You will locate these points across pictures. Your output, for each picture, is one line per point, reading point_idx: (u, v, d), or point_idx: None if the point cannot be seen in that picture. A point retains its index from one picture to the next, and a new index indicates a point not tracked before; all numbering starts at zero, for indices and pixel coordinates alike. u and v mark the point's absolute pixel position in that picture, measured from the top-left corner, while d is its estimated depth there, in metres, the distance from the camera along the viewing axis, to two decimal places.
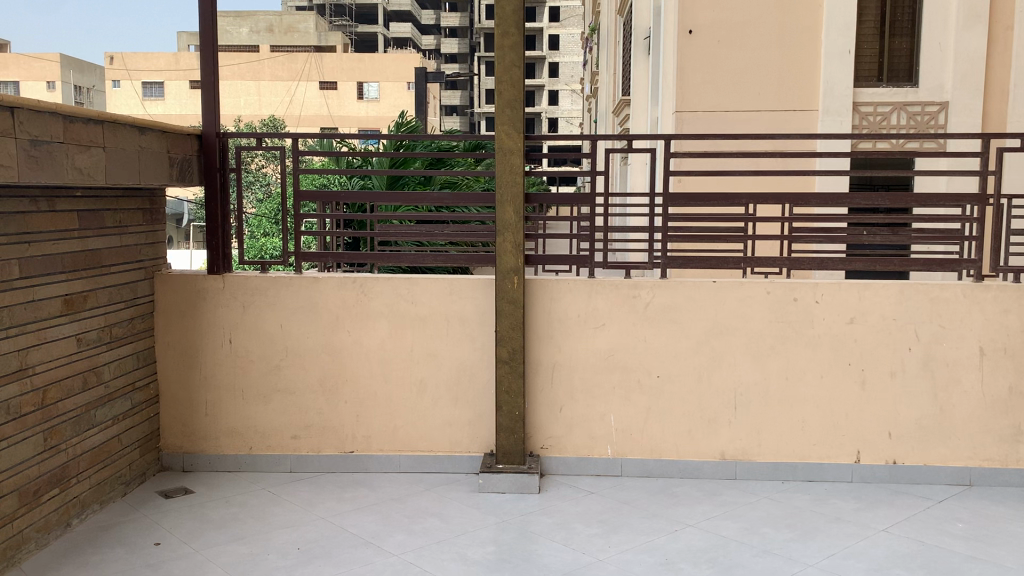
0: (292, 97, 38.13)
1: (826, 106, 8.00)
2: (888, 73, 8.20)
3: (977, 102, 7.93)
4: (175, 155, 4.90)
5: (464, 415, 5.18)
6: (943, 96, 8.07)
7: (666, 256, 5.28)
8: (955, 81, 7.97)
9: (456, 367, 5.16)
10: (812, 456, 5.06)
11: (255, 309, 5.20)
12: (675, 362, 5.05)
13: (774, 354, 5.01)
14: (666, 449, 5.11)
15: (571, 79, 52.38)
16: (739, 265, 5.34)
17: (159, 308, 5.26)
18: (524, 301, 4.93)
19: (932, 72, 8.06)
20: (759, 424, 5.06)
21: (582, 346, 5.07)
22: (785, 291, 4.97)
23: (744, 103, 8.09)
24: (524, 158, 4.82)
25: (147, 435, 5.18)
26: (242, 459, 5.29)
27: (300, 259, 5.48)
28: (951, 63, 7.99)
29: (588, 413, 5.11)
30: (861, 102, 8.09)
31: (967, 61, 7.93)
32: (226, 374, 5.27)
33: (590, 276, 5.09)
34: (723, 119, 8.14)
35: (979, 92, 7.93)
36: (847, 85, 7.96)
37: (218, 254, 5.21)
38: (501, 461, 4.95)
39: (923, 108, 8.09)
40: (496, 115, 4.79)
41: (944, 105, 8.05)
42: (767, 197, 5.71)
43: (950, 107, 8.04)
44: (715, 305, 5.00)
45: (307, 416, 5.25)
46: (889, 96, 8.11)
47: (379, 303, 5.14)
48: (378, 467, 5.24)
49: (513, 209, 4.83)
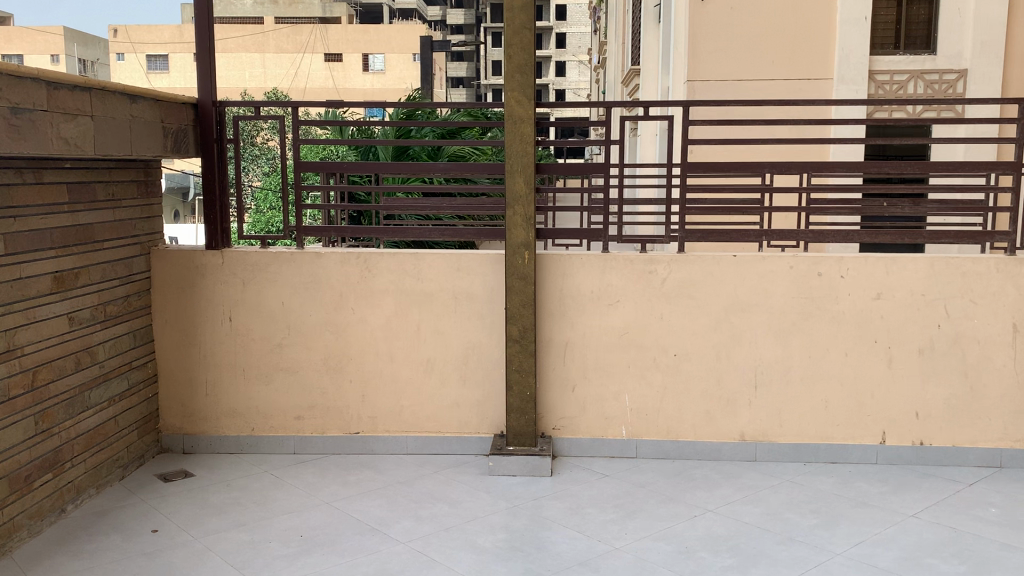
0: (297, 70, 37.74)
1: (842, 75, 7.75)
2: (905, 40, 7.89)
3: (996, 70, 7.68)
4: (169, 125, 4.68)
5: (473, 395, 4.99)
6: (962, 63, 7.79)
7: (683, 229, 5.05)
8: (975, 49, 7.70)
9: (464, 345, 4.96)
10: (836, 437, 4.86)
11: (255, 286, 5.01)
12: (693, 340, 4.84)
13: (797, 332, 4.80)
14: (683, 430, 4.91)
15: (578, 49, 51.81)
16: (760, 238, 5.11)
17: (156, 285, 5.07)
18: (535, 277, 4.72)
19: (950, 39, 7.78)
20: (781, 404, 4.86)
21: (595, 323, 4.86)
22: (808, 266, 4.74)
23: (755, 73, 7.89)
24: (535, 127, 4.58)
25: (145, 417, 5.01)
26: (244, 440, 5.12)
27: (301, 233, 5.26)
28: (971, 29, 7.72)
29: (602, 393, 4.91)
30: (878, 70, 7.84)
31: (986, 28, 7.65)
32: (226, 352, 5.08)
33: (604, 251, 4.87)
34: (735, 87, 7.92)
35: (999, 59, 7.67)
36: (863, 53, 7.73)
37: (216, 228, 5.00)
38: (512, 443, 4.77)
39: (941, 76, 7.82)
40: (505, 81, 4.54)
41: (963, 73, 7.79)
42: (788, 167, 5.46)
43: (969, 75, 7.77)
44: (734, 281, 4.78)
45: (310, 396, 5.07)
46: (906, 65, 7.85)
47: (384, 279, 4.94)
48: (385, 449, 5.06)
49: (523, 180, 4.60)
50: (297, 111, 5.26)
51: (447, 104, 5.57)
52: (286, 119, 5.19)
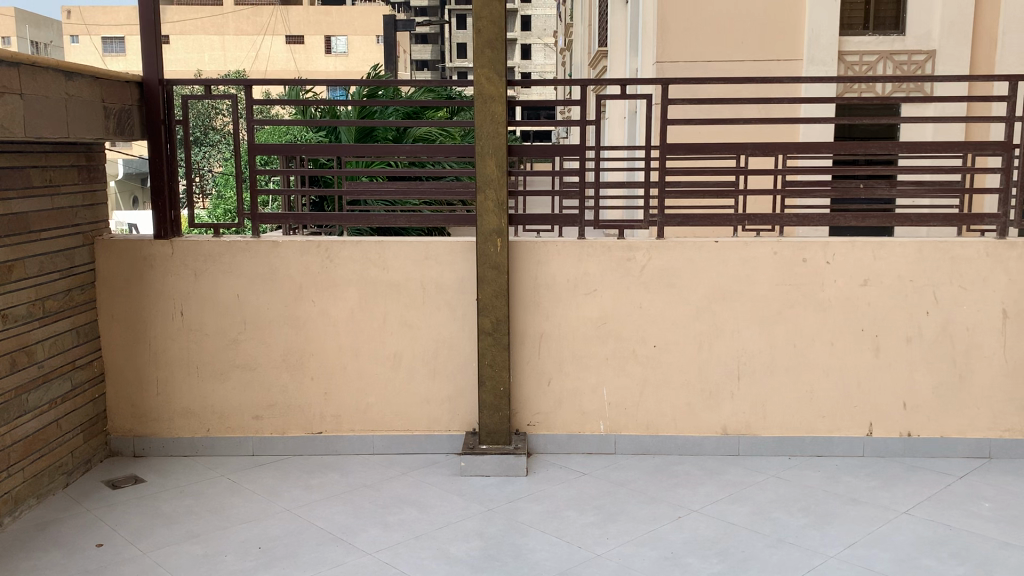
0: (258, 52, 36.96)
1: (811, 56, 8.02)
2: (874, 21, 8.07)
3: (963, 49, 7.93)
4: (110, 104, 4.33)
5: (443, 391, 4.73)
6: (930, 44, 8.02)
7: (662, 213, 4.80)
8: (943, 29, 7.95)
9: (433, 338, 4.69)
10: (821, 429, 4.67)
11: (209, 277, 4.69)
12: (674, 330, 4.61)
13: (781, 320, 4.59)
14: (664, 425, 4.69)
15: (543, 32, 51.51)
16: (741, 222, 4.89)
17: (101, 277, 4.73)
18: (508, 266, 4.45)
19: (918, 20, 8.00)
20: (765, 396, 4.66)
21: (572, 313, 4.62)
22: (792, 251, 4.53)
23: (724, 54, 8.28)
24: (506, 105, 4.30)
25: (92, 419, 4.68)
26: (199, 442, 4.81)
27: (258, 220, 4.94)
28: (939, 11, 7.95)
29: (579, 386, 4.67)
30: (847, 51, 8.03)
31: (955, 8, 7.89)
32: (178, 349, 4.76)
33: (580, 237, 4.62)
34: (704, 69, 8.33)
35: (966, 39, 7.91)
36: (833, 34, 7.95)
37: (164, 216, 4.67)
38: (485, 441, 4.52)
39: (910, 57, 8.02)
40: (473, 57, 4.25)
41: (932, 54, 8.00)
42: (770, 147, 5.23)
43: (938, 56, 8.00)
44: (717, 268, 4.56)
45: (269, 394, 4.77)
46: (876, 46, 8.03)
47: (347, 270, 4.64)
48: (350, 449, 4.78)
49: (494, 162, 4.33)
50: (251, 89, 4.92)
51: (413, 82, 5.25)
52: (239, 98, 4.85)
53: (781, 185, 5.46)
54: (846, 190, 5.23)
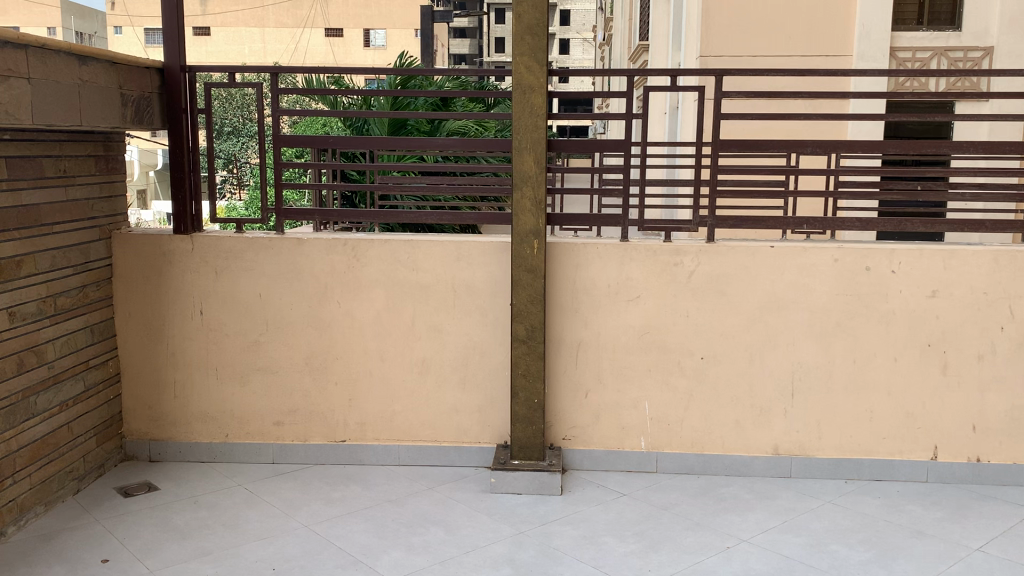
0: (297, 44, 36.93)
1: (861, 52, 7.79)
2: (928, 16, 7.79)
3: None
4: (128, 92, 4.10)
5: (474, 400, 4.44)
6: (988, 40, 7.71)
7: (712, 215, 4.45)
8: (1002, 25, 7.61)
9: (464, 344, 4.40)
10: (881, 452, 4.32)
11: (230, 275, 4.45)
12: (723, 341, 4.28)
13: (840, 333, 4.24)
14: (709, 443, 4.37)
15: (582, 27, 51.06)
16: (801, 226, 4.51)
17: (118, 273, 4.51)
18: (545, 269, 4.15)
19: (976, 14, 7.69)
20: (821, 415, 4.31)
21: (613, 321, 4.30)
22: (855, 259, 4.17)
23: (770, 49, 8.00)
24: (547, 96, 4.00)
25: (106, 421, 4.47)
26: (217, 448, 4.58)
27: (282, 215, 4.68)
28: (998, 6, 7.61)
29: (619, 399, 4.36)
30: (899, 47, 7.81)
31: (1015, 3, 7.52)
32: (197, 349, 4.53)
33: (623, 240, 4.30)
34: (747, 64, 8.01)
35: None
36: (885, 28, 7.71)
37: (184, 210, 4.43)
38: (517, 456, 4.22)
39: (966, 53, 7.74)
40: (513, 43, 3.96)
41: (990, 51, 7.71)
42: (834, 145, 4.79)
43: (995, 54, 7.69)
44: (771, 275, 4.21)
45: (291, 400, 4.52)
46: (930, 41, 7.79)
47: (374, 270, 4.38)
48: (374, 459, 4.52)
49: (532, 158, 4.03)
50: (277, 77, 4.65)
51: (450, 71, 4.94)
52: (265, 86, 4.59)
53: (836, 186, 5.09)
54: (908, 193, 4.86)
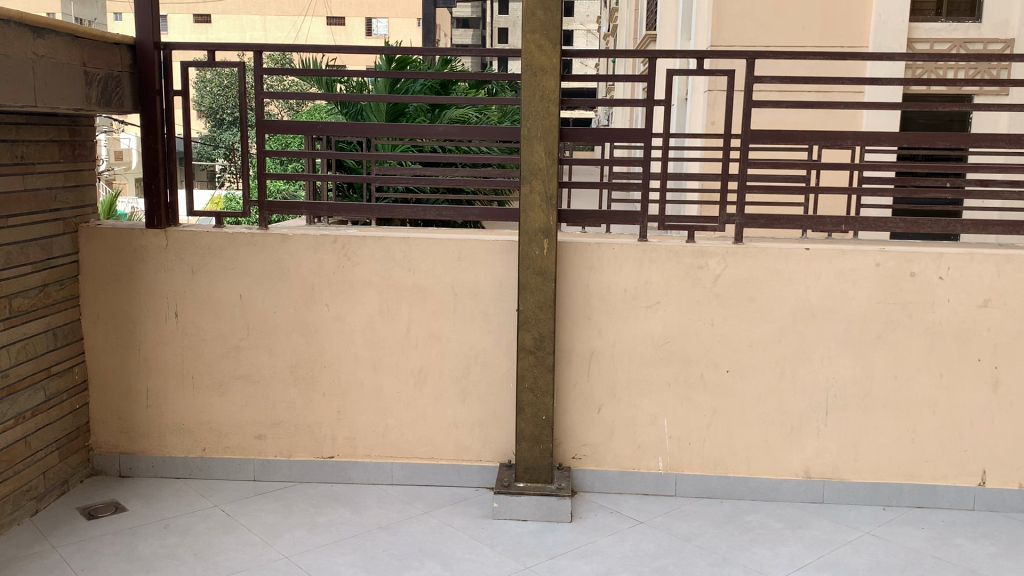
0: (299, 32, 36.38)
1: (878, 44, 7.71)
2: (948, 7, 7.71)
3: None
4: (92, 70, 3.67)
5: (475, 415, 4.04)
6: (1008, 31, 7.68)
7: (743, 215, 3.98)
8: None
9: (465, 353, 4.00)
10: (923, 476, 3.91)
11: (208, 274, 4.04)
12: (752, 353, 3.88)
13: (880, 345, 3.83)
14: (734, 464, 3.97)
15: (586, 18, 50.55)
16: (839, 227, 4.04)
17: (85, 270, 4.11)
18: (555, 271, 3.73)
19: (998, 5, 7.62)
20: (857, 435, 3.91)
21: (630, 330, 3.90)
22: (898, 263, 3.77)
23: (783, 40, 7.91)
24: (560, 79, 3.58)
25: (71, 433, 4.07)
26: (193, 463, 4.18)
27: (266, 210, 4.22)
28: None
29: (635, 416, 3.96)
30: (917, 38, 7.73)
31: None
32: (172, 355, 4.13)
33: (641, 240, 3.89)
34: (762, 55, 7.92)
35: None
36: (902, 19, 7.63)
37: (158, 202, 4.03)
38: (522, 479, 3.82)
39: (985, 45, 7.70)
40: (523, 18, 3.53)
41: (1009, 42, 7.69)
42: (876, 138, 4.24)
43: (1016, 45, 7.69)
44: (805, 280, 3.81)
45: (274, 412, 4.12)
46: (948, 33, 7.74)
47: (366, 270, 3.97)
48: (365, 477, 4.12)
49: (542, 147, 3.61)
50: (262, 56, 4.14)
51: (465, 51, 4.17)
52: (248, 67, 4.08)
53: (860, 182, 4.63)
54: (932, 190, 4.42)
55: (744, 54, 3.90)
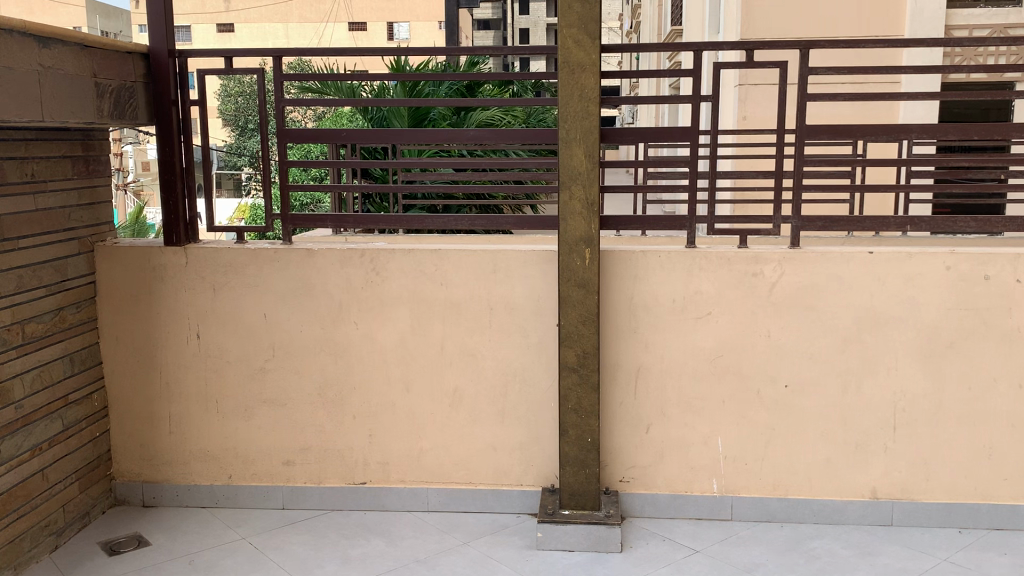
0: (320, 40, 36.39)
1: (914, 31, 7.58)
2: None
3: None
4: (103, 81, 3.47)
5: (515, 437, 3.80)
6: None
7: (799, 218, 3.69)
8: None
9: (502, 372, 3.76)
10: (1001, 497, 3.61)
11: (230, 293, 3.83)
12: (812, 366, 3.60)
13: (951, 355, 3.53)
14: (794, 486, 3.69)
15: (606, 17, 50.23)
16: (904, 227, 3.61)
17: (102, 292, 3.92)
18: (599, 283, 3.48)
19: None
20: (927, 452, 3.61)
21: (680, 343, 3.63)
22: (971, 266, 3.46)
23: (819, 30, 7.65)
24: (599, 77, 3.33)
25: (91, 463, 3.88)
26: (219, 491, 3.98)
27: (289, 222, 3.99)
28: None
29: (686, 435, 3.70)
30: (955, 25, 7.64)
31: None
32: (194, 378, 3.93)
33: (690, 247, 3.62)
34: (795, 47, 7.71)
35: None
36: (939, 7, 7.46)
37: (176, 218, 3.83)
38: (567, 506, 3.57)
39: None
40: (558, 12, 3.28)
41: None
42: (943, 130, 3.72)
43: None
44: (869, 286, 3.52)
45: (302, 436, 3.90)
46: (988, 18, 7.67)
47: (396, 286, 3.74)
48: (400, 505, 3.89)
49: (582, 150, 3.36)
50: (281, 60, 3.90)
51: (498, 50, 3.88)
52: (267, 73, 3.84)
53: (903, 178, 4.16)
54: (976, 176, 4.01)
55: (796, 44, 3.60)
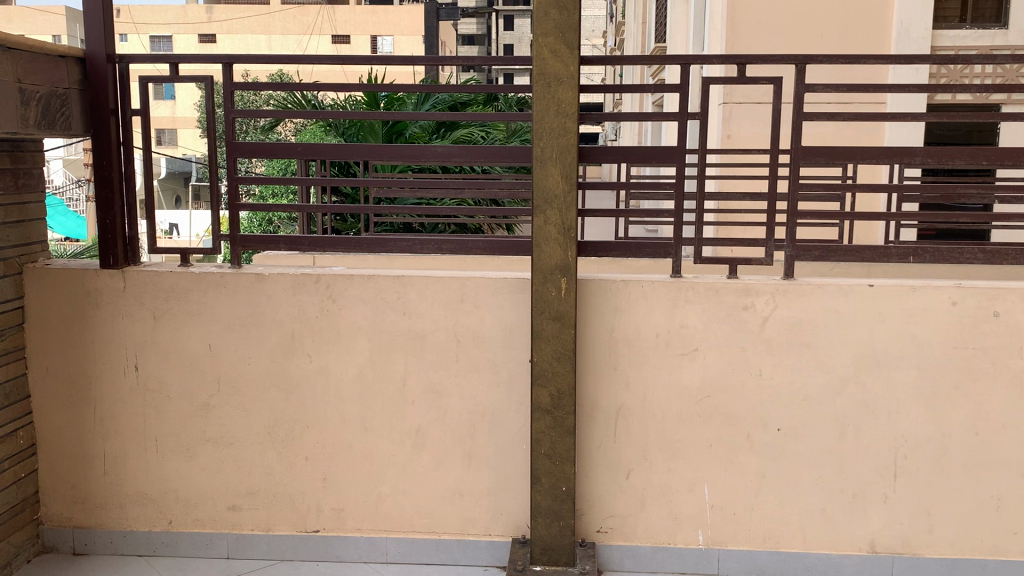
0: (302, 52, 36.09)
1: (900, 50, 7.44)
2: (972, 13, 7.59)
3: None
4: (28, 87, 3.13)
5: (482, 482, 3.47)
6: None
7: (792, 246, 3.40)
8: None
9: (469, 411, 3.43)
10: (1009, 551, 3.31)
11: (172, 320, 3.49)
12: (807, 408, 3.30)
13: (957, 398, 3.25)
14: (786, 538, 3.39)
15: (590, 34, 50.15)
16: (907, 258, 3.32)
17: (32, 319, 3.57)
18: (575, 315, 3.18)
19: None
20: (930, 503, 3.32)
21: (664, 382, 3.33)
22: (979, 302, 3.19)
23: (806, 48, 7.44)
24: (578, 90, 3.03)
25: (15, 507, 3.51)
26: (157, 539, 3.62)
27: (239, 243, 3.65)
28: None
29: (669, 482, 3.39)
30: (941, 46, 7.57)
31: None
32: (132, 414, 3.57)
33: (675, 277, 3.32)
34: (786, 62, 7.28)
35: None
36: (925, 24, 7.42)
37: (114, 238, 3.48)
38: (539, 561, 3.28)
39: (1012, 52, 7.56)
40: (535, 19, 2.99)
41: None
42: (949, 153, 3.41)
43: None
44: (868, 322, 3.23)
45: (250, 479, 3.56)
46: (973, 40, 7.59)
47: (354, 316, 3.42)
48: (356, 555, 3.55)
49: (559, 171, 3.06)
50: (232, 69, 3.57)
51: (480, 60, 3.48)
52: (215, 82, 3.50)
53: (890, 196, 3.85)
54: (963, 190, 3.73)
55: (791, 58, 3.34)
